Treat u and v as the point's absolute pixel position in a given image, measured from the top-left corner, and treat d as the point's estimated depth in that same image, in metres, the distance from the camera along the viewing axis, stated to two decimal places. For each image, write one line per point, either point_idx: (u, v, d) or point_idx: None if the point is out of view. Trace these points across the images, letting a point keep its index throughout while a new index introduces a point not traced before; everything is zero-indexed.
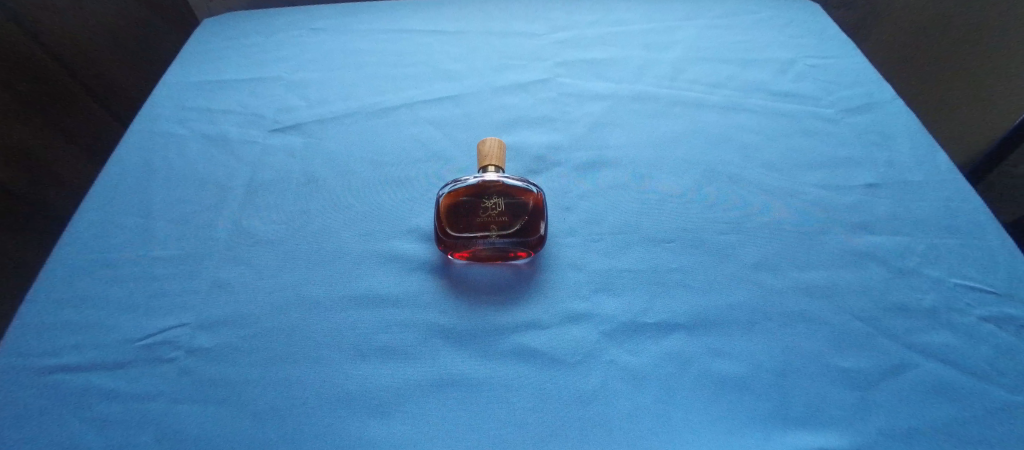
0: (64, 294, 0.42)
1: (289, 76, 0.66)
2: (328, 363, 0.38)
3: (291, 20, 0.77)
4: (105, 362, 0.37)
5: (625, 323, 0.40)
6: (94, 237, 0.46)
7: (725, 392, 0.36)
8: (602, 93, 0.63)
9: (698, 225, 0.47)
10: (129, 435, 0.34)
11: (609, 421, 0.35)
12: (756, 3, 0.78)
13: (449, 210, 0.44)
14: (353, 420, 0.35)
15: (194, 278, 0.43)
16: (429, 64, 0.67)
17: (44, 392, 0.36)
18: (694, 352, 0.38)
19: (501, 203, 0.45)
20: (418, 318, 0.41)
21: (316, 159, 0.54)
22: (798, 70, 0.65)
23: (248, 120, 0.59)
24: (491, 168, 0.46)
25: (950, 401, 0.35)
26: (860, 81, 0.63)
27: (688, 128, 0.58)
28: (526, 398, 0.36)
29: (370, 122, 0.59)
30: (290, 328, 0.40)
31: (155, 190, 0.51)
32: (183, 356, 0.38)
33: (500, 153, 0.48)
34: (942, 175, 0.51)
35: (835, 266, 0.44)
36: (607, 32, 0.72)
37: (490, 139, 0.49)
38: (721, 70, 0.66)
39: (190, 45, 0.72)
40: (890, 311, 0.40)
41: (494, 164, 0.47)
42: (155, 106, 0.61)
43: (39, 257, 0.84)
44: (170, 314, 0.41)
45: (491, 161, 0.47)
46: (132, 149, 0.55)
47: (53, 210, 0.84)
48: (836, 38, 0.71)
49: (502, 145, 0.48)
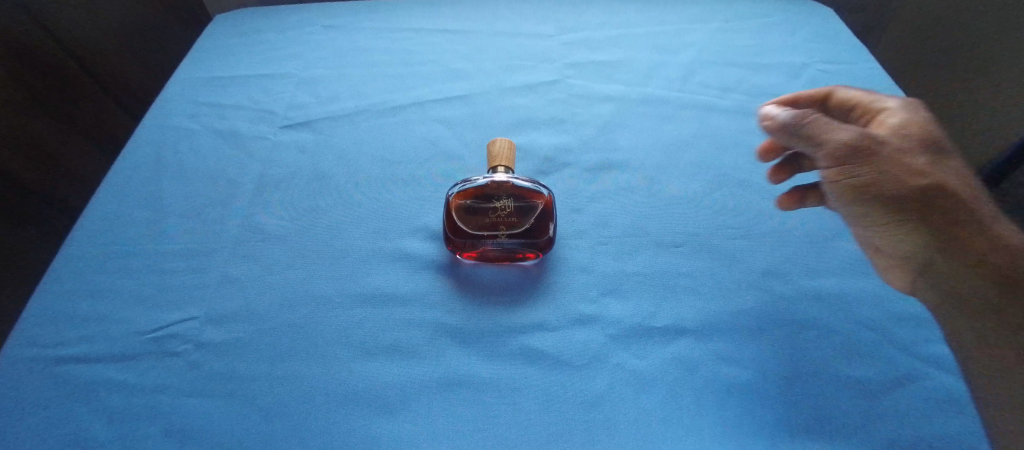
0: (74, 285, 0.42)
1: (299, 73, 0.66)
2: (334, 360, 0.38)
3: (302, 17, 0.77)
4: (115, 353, 0.38)
5: (632, 327, 0.41)
6: (105, 230, 0.46)
7: (731, 398, 0.36)
8: (611, 96, 0.62)
9: (708, 230, 0.47)
10: (137, 427, 0.34)
11: (612, 424, 0.35)
12: (769, 6, 0.78)
13: (458, 209, 0.44)
14: (358, 418, 0.35)
15: (204, 273, 0.43)
16: (438, 63, 0.67)
17: (55, 383, 0.36)
18: (700, 358, 0.38)
19: (508, 203, 0.44)
20: (425, 316, 0.41)
21: (326, 156, 0.55)
22: (809, 75, 0.65)
23: (259, 116, 0.59)
24: (500, 169, 0.47)
25: (960, 413, 0.35)
26: (873, 87, 0.63)
27: (699, 132, 0.58)
28: (531, 400, 0.36)
29: (381, 120, 0.59)
30: (299, 324, 0.40)
31: (166, 183, 0.51)
32: (191, 349, 0.39)
33: (509, 154, 0.48)
34: None
35: (844, 274, 0.44)
36: (617, 34, 0.72)
37: (500, 139, 0.49)
38: (732, 74, 0.65)
39: (203, 41, 0.72)
40: (900, 321, 0.40)
41: (504, 165, 0.47)
42: (167, 101, 0.61)
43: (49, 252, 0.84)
44: (179, 307, 0.41)
45: (501, 162, 0.47)
46: (144, 143, 0.55)
47: (66, 204, 0.85)
48: (849, 43, 0.70)
49: (512, 146, 0.48)
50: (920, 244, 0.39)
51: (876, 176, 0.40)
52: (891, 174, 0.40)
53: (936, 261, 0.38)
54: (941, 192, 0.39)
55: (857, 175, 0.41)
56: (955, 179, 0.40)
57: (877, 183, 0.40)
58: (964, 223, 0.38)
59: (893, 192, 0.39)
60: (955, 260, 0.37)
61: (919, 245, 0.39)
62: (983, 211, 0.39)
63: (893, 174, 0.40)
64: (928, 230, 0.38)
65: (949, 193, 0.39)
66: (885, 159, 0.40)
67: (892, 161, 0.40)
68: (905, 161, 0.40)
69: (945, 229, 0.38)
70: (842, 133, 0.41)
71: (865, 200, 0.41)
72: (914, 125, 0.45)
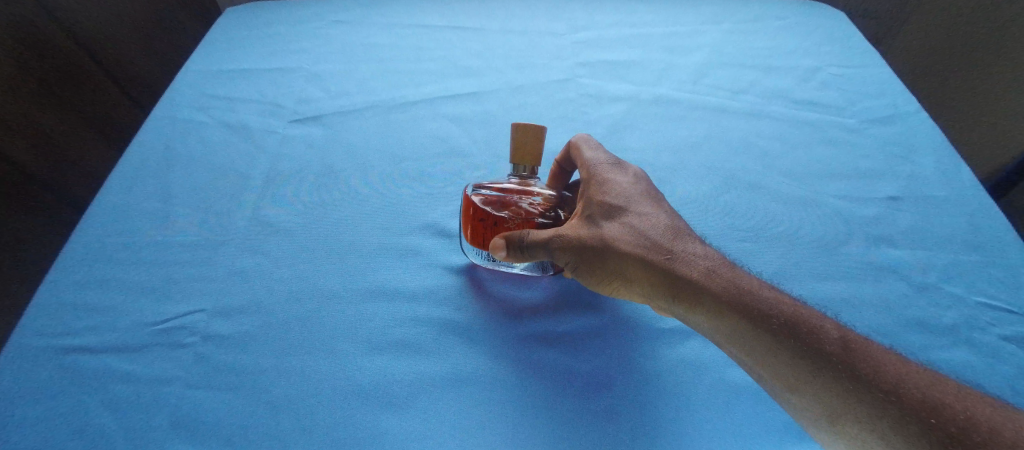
0: (83, 275, 0.42)
1: (310, 68, 0.66)
2: (343, 355, 0.38)
3: (312, 12, 0.76)
4: (122, 345, 0.38)
5: (638, 327, 0.41)
6: (113, 220, 0.46)
7: (738, 400, 0.37)
8: (622, 96, 0.62)
9: (716, 232, 0.47)
10: (144, 420, 0.34)
11: (619, 425, 0.35)
12: (780, 9, 0.77)
13: (486, 214, 0.40)
14: (366, 413, 0.35)
15: (212, 265, 0.43)
16: (448, 60, 0.67)
17: (62, 373, 0.36)
18: (708, 360, 0.39)
19: (541, 211, 0.41)
20: (432, 314, 0.41)
21: (335, 151, 0.54)
22: (821, 78, 0.65)
23: (269, 110, 0.59)
24: (524, 165, 0.45)
25: None
26: (884, 91, 0.62)
27: (710, 133, 0.58)
28: (537, 399, 0.36)
29: (390, 115, 0.59)
30: (306, 318, 0.40)
31: (175, 175, 0.51)
32: (199, 341, 0.39)
33: (536, 147, 0.45)
34: (965, 190, 0.50)
35: (854, 278, 0.43)
36: (628, 34, 0.72)
37: (528, 125, 0.45)
38: (744, 76, 0.65)
39: (212, 34, 0.72)
40: (907, 327, 0.40)
41: (529, 161, 0.45)
42: (175, 92, 0.61)
43: (49, 251, 0.76)
44: (187, 299, 0.41)
45: (525, 158, 0.45)
46: (152, 134, 0.55)
47: (82, 203, 0.80)
48: (862, 46, 0.70)
49: (542, 134, 0.45)
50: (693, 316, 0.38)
51: (589, 253, 0.40)
52: (601, 250, 0.40)
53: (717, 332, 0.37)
54: (634, 260, 0.39)
55: (577, 259, 0.40)
56: (638, 231, 0.40)
57: (592, 259, 0.40)
58: (696, 280, 0.37)
59: (619, 268, 0.40)
60: (731, 325, 0.36)
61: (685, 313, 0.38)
62: (697, 266, 0.38)
63: (600, 249, 0.40)
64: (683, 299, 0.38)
65: (656, 255, 0.39)
66: (580, 240, 0.40)
67: (588, 237, 0.40)
68: (604, 235, 0.40)
69: (691, 297, 0.37)
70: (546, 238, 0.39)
71: (603, 278, 0.41)
72: (614, 188, 0.43)
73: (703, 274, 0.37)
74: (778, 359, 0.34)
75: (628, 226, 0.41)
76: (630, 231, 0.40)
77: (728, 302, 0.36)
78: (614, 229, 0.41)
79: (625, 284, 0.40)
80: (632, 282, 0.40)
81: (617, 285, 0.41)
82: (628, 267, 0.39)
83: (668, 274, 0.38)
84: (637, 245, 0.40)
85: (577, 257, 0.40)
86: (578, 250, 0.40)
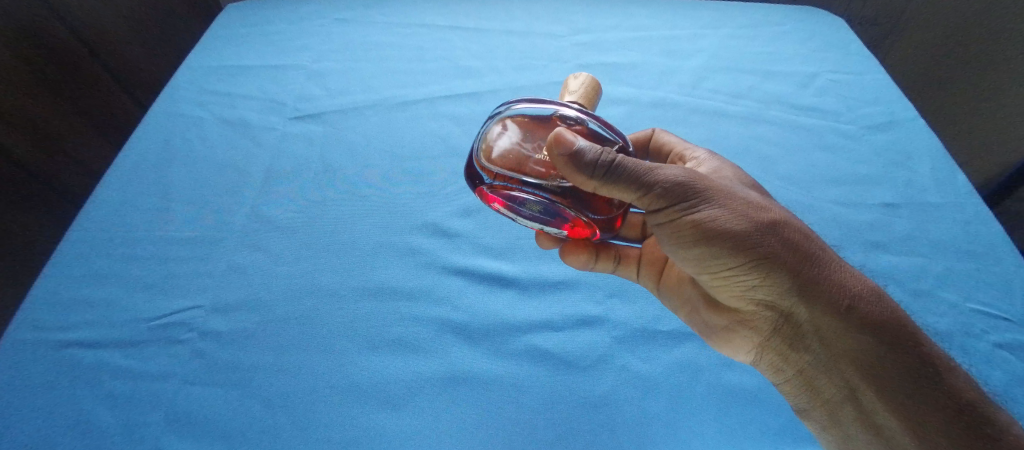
0: (81, 270, 0.42)
1: (311, 65, 0.66)
2: (339, 353, 0.38)
3: (313, 9, 0.76)
4: (119, 340, 0.38)
5: (636, 330, 0.41)
6: (113, 215, 0.46)
7: (734, 402, 0.37)
8: (622, 98, 0.62)
9: None
10: (140, 415, 0.34)
11: (617, 426, 0.35)
12: (781, 15, 0.77)
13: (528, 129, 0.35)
14: (364, 411, 0.35)
15: (209, 261, 0.43)
16: (449, 60, 0.67)
17: (58, 367, 0.36)
18: (704, 362, 0.39)
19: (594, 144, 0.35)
20: (431, 313, 0.41)
21: (334, 149, 0.54)
22: (819, 84, 0.65)
23: (269, 107, 0.59)
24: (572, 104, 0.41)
25: None
26: (881, 98, 0.63)
27: (708, 136, 0.58)
28: (537, 399, 0.36)
29: (390, 114, 0.59)
30: (303, 316, 0.40)
31: (175, 171, 0.51)
32: (196, 337, 0.39)
33: (591, 93, 0.43)
34: (960, 197, 0.51)
35: None
36: (629, 37, 0.72)
37: (584, 75, 0.44)
38: (743, 81, 0.65)
39: (213, 31, 0.72)
40: None
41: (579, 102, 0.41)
42: (176, 88, 0.61)
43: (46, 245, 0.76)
44: (183, 295, 0.41)
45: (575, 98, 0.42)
46: (153, 130, 0.55)
47: (80, 197, 0.80)
48: (860, 53, 0.70)
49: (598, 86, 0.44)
50: (819, 323, 0.33)
51: (717, 212, 0.34)
52: (717, 214, 0.34)
53: (840, 344, 0.32)
54: (778, 241, 0.33)
55: (698, 215, 0.34)
56: (792, 217, 0.35)
57: (718, 224, 0.34)
58: (850, 286, 0.33)
59: (749, 244, 0.33)
60: (866, 343, 0.31)
61: (803, 319, 0.34)
62: (857, 282, 0.33)
63: (737, 215, 0.34)
64: (820, 300, 0.33)
65: (813, 247, 0.34)
66: (716, 195, 0.34)
67: (726, 196, 0.34)
68: (751, 202, 0.34)
69: (833, 305, 0.32)
70: (669, 175, 0.33)
71: (709, 248, 0.35)
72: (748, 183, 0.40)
73: (862, 286, 0.33)
74: (886, 386, 0.31)
75: (779, 208, 0.36)
76: (784, 213, 0.35)
77: (876, 316, 0.32)
78: (763, 202, 0.35)
79: (733, 269, 0.35)
80: (752, 268, 0.34)
81: (723, 265, 0.35)
82: (768, 248, 0.33)
83: (817, 272, 0.33)
84: (794, 229, 0.34)
85: (699, 214, 0.34)
86: (708, 205, 0.34)
